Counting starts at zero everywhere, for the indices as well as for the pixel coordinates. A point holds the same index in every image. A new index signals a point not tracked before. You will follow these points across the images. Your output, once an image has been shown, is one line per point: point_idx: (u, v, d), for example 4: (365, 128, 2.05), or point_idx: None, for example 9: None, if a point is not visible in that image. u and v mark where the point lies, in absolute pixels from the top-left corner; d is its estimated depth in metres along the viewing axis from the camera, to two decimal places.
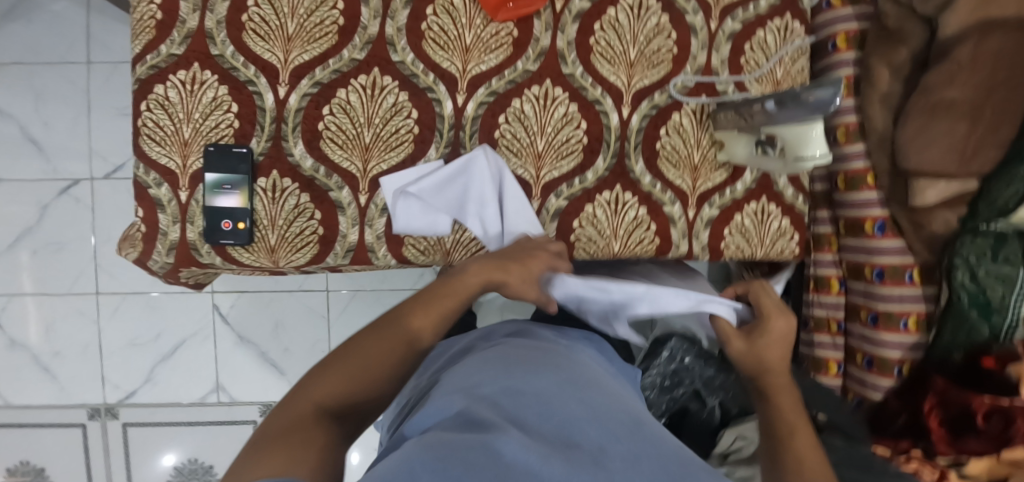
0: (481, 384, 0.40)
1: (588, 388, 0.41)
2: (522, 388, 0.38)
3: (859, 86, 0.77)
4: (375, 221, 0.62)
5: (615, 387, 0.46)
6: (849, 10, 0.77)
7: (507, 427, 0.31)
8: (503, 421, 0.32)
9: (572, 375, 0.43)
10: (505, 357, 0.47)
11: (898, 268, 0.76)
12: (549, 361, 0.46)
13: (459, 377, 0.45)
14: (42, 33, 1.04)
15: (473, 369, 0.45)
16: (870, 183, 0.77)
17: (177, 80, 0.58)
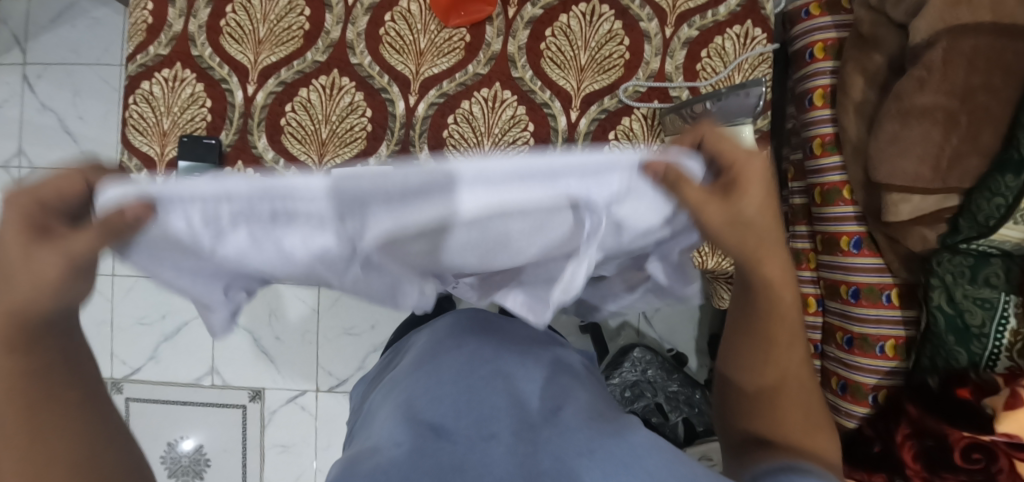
0: (420, 397, 0.45)
1: (509, 369, 0.48)
2: (447, 398, 0.44)
3: (835, 96, 0.74)
4: None
5: (540, 357, 0.53)
6: (829, 20, 0.76)
7: (425, 437, 0.39)
8: (427, 429, 0.40)
9: (496, 361, 0.50)
10: (439, 346, 0.55)
11: (875, 288, 0.72)
12: (477, 354, 0.51)
13: (407, 368, 0.53)
14: (83, 37, 1.17)
15: (414, 363, 0.54)
16: (847, 197, 0.74)
17: (161, 77, 0.65)
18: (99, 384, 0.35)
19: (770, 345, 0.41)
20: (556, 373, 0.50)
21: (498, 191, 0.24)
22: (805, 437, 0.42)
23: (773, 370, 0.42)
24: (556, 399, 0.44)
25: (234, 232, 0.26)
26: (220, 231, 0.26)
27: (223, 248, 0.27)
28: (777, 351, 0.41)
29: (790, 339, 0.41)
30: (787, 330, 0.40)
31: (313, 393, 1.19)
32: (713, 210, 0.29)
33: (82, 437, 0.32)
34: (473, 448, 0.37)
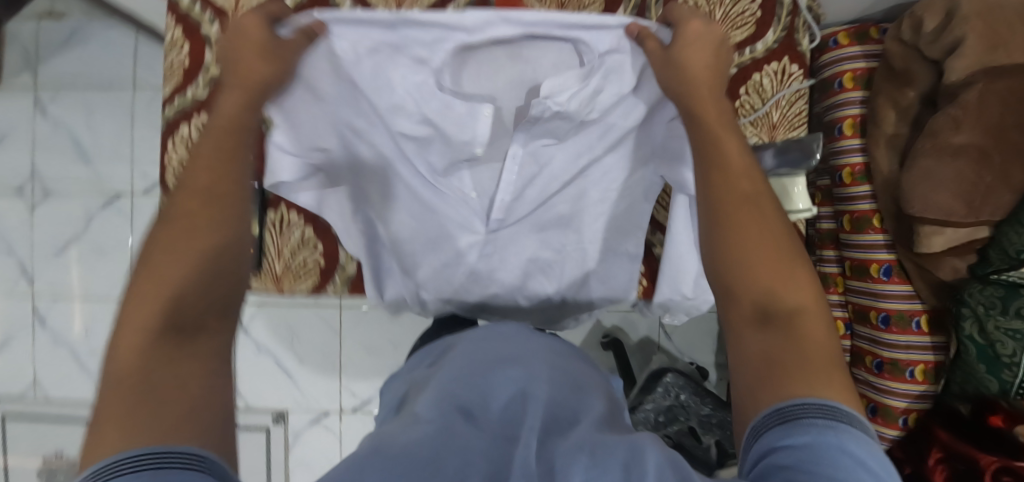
0: (451, 385, 0.43)
1: (532, 373, 0.45)
2: (473, 389, 0.42)
3: (866, 127, 0.76)
4: (347, 265, 0.65)
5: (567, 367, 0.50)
6: (857, 50, 0.77)
7: (456, 422, 0.36)
8: (456, 413, 0.38)
9: (533, 362, 0.48)
10: (480, 339, 0.54)
11: (906, 315, 0.74)
12: (517, 355, 0.49)
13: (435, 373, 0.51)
14: (95, 58, 1.14)
15: (460, 349, 0.53)
16: (877, 225, 0.76)
17: (201, 120, 0.65)
18: (248, 224, 0.46)
19: (739, 225, 0.45)
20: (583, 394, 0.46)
21: (528, 27, 0.41)
22: (820, 339, 0.39)
23: (762, 254, 0.43)
24: (575, 412, 0.41)
25: (369, 55, 0.43)
26: (361, 50, 0.43)
27: (362, 64, 0.44)
28: (752, 238, 0.44)
29: (761, 225, 0.45)
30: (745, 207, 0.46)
31: (337, 413, 1.19)
32: (687, 57, 0.45)
33: (230, 248, 0.43)
34: (492, 442, 0.34)
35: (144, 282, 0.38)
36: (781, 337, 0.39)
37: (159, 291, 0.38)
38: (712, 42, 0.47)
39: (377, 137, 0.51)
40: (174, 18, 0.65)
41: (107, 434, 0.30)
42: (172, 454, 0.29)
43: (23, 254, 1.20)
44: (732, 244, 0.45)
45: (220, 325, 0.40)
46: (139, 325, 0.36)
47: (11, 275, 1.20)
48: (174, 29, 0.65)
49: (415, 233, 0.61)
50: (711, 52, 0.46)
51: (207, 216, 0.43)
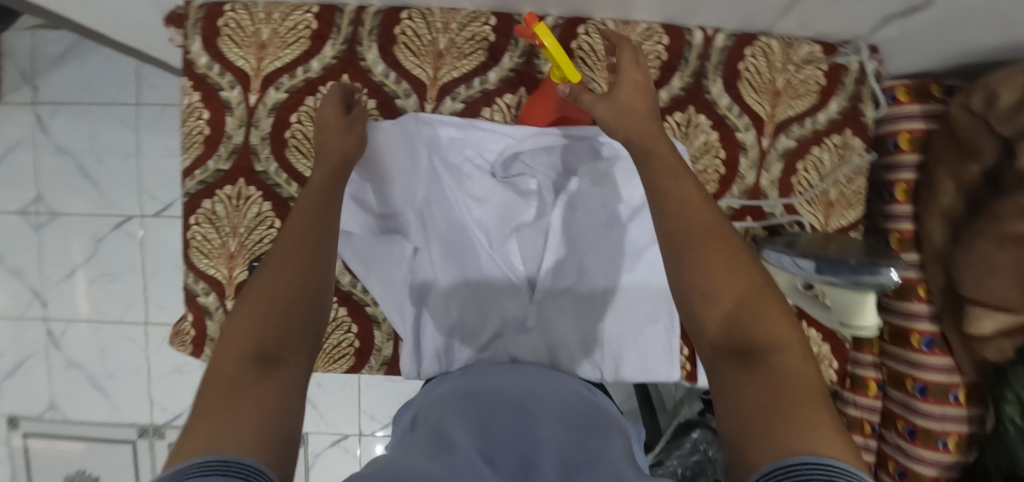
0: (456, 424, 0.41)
1: (549, 413, 0.44)
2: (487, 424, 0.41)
3: (919, 193, 0.73)
4: (382, 348, 0.63)
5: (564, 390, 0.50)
6: (917, 109, 0.72)
7: (479, 465, 0.34)
8: (476, 457, 0.35)
9: (528, 390, 0.48)
10: (483, 377, 0.52)
11: (943, 387, 0.73)
12: (519, 390, 0.48)
13: (445, 405, 0.47)
14: (97, 75, 1.09)
15: (459, 391, 0.50)
16: (922, 294, 0.74)
17: (224, 194, 0.60)
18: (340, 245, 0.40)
19: (702, 251, 0.37)
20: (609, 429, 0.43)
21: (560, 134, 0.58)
22: (800, 379, 0.32)
23: (730, 286, 0.36)
24: (599, 450, 0.38)
25: (446, 136, 0.59)
26: (441, 139, 0.59)
27: (460, 154, 0.59)
28: (720, 262, 0.36)
29: (728, 256, 0.37)
30: (709, 238, 0.38)
31: (356, 436, 1.20)
32: (626, 95, 0.46)
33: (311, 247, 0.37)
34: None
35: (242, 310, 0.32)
36: (765, 381, 0.31)
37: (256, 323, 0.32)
38: (640, 76, 0.47)
39: (445, 210, 0.59)
40: (192, 81, 0.59)
41: (193, 440, 0.25)
42: (232, 462, 0.23)
43: (33, 276, 1.17)
44: (692, 270, 0.37)
45: (298, 364, 0.31)
46: (235, 347, 0.30)
47: (22, 298, 1.18)
48: (191, 93, 0.60)
49: (456, 288, 0.60)
50: (647, 100, 0.46)
51: (301, 249, 0.37)
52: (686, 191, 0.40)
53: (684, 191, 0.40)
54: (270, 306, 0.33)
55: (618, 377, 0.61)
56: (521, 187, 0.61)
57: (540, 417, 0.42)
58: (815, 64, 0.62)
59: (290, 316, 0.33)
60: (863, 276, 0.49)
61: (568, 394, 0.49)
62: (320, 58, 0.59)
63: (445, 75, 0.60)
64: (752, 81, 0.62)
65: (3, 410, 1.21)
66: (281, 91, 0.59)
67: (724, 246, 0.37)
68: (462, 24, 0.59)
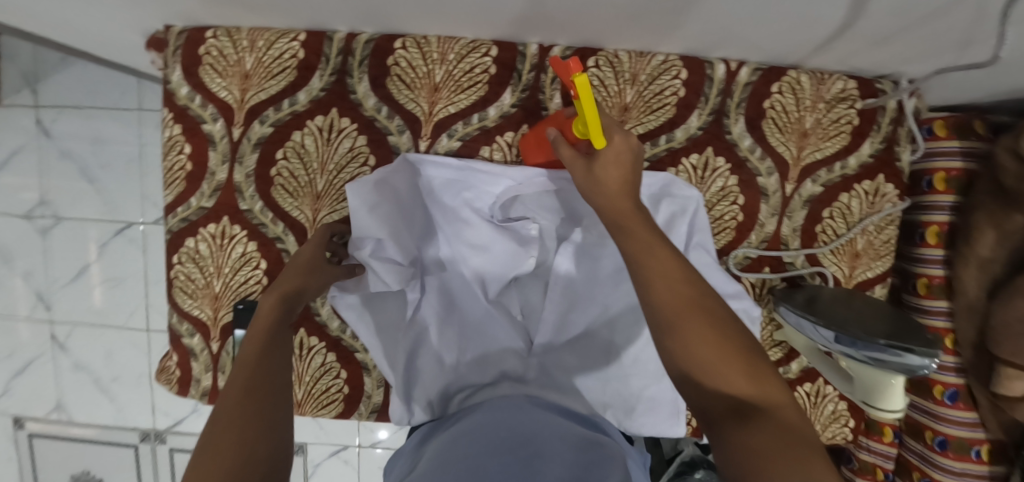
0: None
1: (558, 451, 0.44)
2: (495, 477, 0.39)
3: (954, 238, 0.67)
4: (372, 395, 0.60)
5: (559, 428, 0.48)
6: (956, 145, 0.66)
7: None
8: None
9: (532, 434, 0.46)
10: (480, 421, 0.49)
11: (966, 442, 0.69)
12: (524, 437, 0.45)
13: (442, 446, 0.46)
14: (95, 78, 1.05)
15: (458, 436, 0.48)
16: (950, 346, 0.69)
17: (207, 233, 0.57)
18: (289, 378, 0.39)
19: (692, 324, 0.33)
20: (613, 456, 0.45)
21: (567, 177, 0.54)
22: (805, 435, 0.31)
23: (721, 354, 0.33)
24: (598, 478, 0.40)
25: (444, 177, 0.55)
26: (441, 181, 0.55)
27: (457, 197, 0.55)
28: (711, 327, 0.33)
29: (712, 322, 0.33)
30: (686, 308, 0.34)
31: (355, 448, 1.19)
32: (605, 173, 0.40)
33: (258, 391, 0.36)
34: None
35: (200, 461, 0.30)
36: (771, 432, 0.29)
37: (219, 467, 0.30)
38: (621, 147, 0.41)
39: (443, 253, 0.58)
40: (172, 113, 0.56)
41: None
42: None
43: (37, 280, 1.16)
44: (684, 345, 0.33)
45: None
46: None
47: (26, 301, 1.18)
48: (171, 125, 0.56)
49: (453, 333, 0.58)
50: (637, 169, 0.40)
51: (251, 393, 0.35)
52: (669, 265, 0.35)
53: (660, 260, 0.35)
54: (231, 450, 0.31)
55: (623, 426, 0.58)
56: (522, 233, 0.55)
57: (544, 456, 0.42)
58: (848, 102, 0.56)
59: (248, 455, 0.31)
60: (886, 356, 0.44)
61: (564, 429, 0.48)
62: (308, 90, 0.55)
63: (441, 110, 0.55)
64: (777, 120, 0.56)
65: (11, 410, 1.23)
66: (266, 125, 0.55)
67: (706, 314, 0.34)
68: (460, 54, 0.54)
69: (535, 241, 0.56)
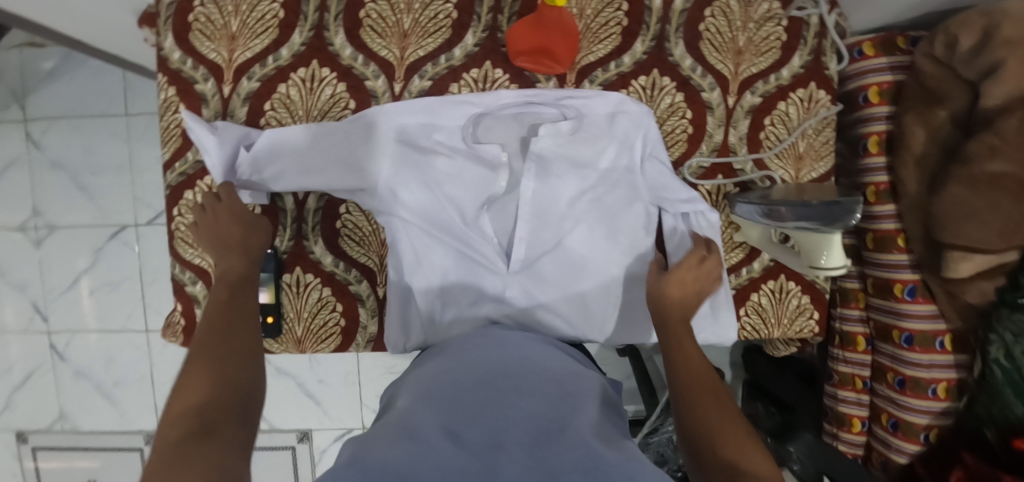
0: (426, 412, 0.38)
1: (539, 385, 0.43)
2: (460, 401, 0.39)
3: (891, 144, 0.74)
4: (367, 325, 0.65)
5: (558, 367, 0.49)
6: (884, 61, 0.73)
7: (440, 443, 0.33)
8: (436, 434, 0.34)
9: (513, 366, 0.46)
10: (466, 359, 0.48)
11: (929, 334, 0.73)
12: (506, 372, 0.44)
13: (425, 378, 0.46)
14: (84, 89, 1.11)
15: (436, 372, 0.46)
16: (902, 245, 0.74)
17: (205, 185, 0.62)
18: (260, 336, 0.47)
19: (705, 405, 0.43)
20: (583, 394, 0.43)
21: (528, 98, 0.61)
22: None
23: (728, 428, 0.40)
24: (568, 419, 0.37)
25: (422, 124, 0.61)
26: (420, 127, 0.61)
27: (429, 139, 0.61)
28: (703, 403, 0.44)
29: (721, 406, 0.43)
30: (704, 398, 0.44)
31: (360, 430, 1.21)
32: (669, 292, 0.56)
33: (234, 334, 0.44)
34: (480, 467, 0.31)
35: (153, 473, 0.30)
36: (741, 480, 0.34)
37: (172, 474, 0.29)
38: (689, 278, 0.58)
39: (416, 193, 0.61)
40: (167, 76, 0.61)
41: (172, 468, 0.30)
42: None
43: (34, 291, 1.19)
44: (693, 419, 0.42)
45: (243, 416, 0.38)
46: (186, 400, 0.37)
47: (26, 313, 1.20)
48: (166, 88, 0.61)
49: (434, 270, 0.62)
50: (693, 293, 0.57)
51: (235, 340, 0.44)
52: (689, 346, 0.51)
53: (689, 347, 0.51)
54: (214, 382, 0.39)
55: (604, 334, 0.65)
56: (491, 157, 0.61)
57: (515, 391, 0.40)
58: (775, 21, 0.63)
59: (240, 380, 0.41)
60: (825, 217, 0.50)
61: (558, 368, 0.49)
62: (289, 46, 0.61)
63: (412, 54, 0.61)
64: (713, 40, 0.63)
65: (12, 426, 1.24)
66: (254, 80, 0.61)
67: (721, 404, 0.44)
68: (425, 3, 0.60)
69: (505, 166, 0.62)
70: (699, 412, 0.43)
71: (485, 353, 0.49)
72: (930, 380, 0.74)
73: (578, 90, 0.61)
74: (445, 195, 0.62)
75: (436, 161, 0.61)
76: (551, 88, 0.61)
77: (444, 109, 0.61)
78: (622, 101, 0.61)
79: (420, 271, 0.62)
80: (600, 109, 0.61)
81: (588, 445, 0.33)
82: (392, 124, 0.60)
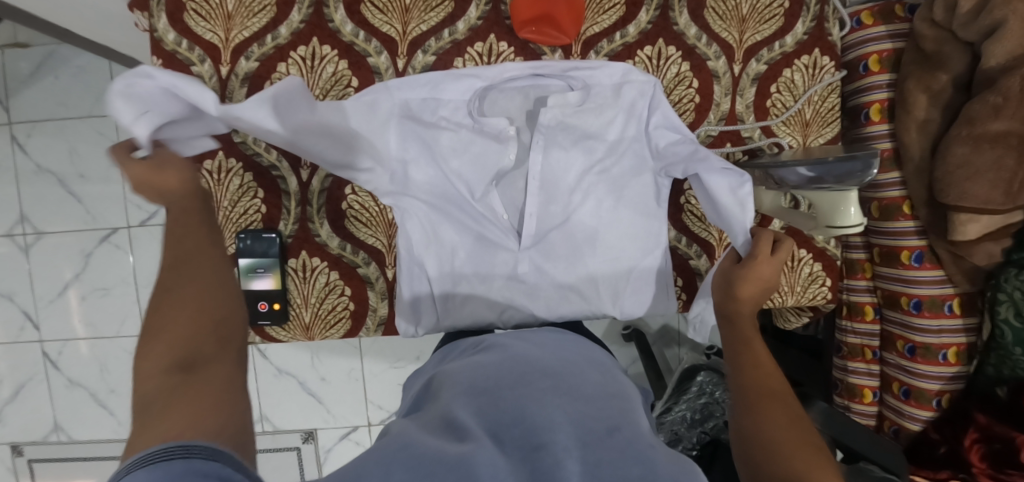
0: (468, 408, 0.34)
1: (585, 384, 0.39)
2: (500, 396, 0.35)
3: (893, 111, 0.74)
4: (377, 307, 0.64)
5: (594, 360, 0.45)
6: (883, 29, 0.73)
7: (483, 444, 0.30)
8: (479, 434, 0.31)
9: (549, 359, 0.43)
10: (501, 350, 0.44)
11: (938, 299, 0.74)
12: (549, 367, 0.41)
13: (459, 372, 0.42)
14: (68, 88, 1.08)
15: (468, 362, 0.43)
16: (907, 212, 0.74)
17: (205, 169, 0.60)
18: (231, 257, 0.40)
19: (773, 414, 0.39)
20: (629, 396, 0.40)
21: (535, 69, 0.59)
22: None
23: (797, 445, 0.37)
24: (618, 417, 0.35)
25: (426, 99, 0.59)
26: (424, 103, 0.59)
27: (434, 115, 0.60)
28: (787, 433, 0.38)
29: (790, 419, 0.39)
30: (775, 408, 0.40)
31: (366, 427, 1.19)
32: (740, 288, 0.50)
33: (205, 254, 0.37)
34: (530, 477, 0.28)
35: (145, 426, 0.26)
36: None
37: (178, 426, 0.26)
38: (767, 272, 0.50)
39: (424, 169, 0.60)
40: (160, 58, 0.59)
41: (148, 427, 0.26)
42: (192, 447, 0.24)
43: (22, 300, 1.15)
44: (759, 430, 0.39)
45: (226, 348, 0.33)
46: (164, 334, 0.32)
47: (13, 323, 1.16)
48: (160, 70, 0.59)
49: (443, 248, 0.61)
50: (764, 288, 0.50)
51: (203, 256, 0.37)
52: None
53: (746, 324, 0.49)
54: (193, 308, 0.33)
55: (619, 308, 0.64)
56: (497, 130, 0.60)
57: (556, 389, 0.37)
58: None
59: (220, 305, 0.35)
60: (837, 173, 0.49)
61: (593, 361, 0.45)
62: (288, 24, 0.59)
63: (414, 29, 0.60)
64: (717, 9, 0.62)
65: (4, 440, 1.20)
66: (252, 60, 0.59)
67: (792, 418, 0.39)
68: None
69: (512, 139, 0.61)
70: (786, 454, 0.36)
71: (516, 343, 0.46)
72: (939, 345, 0.75)
73: (587, 60, 0.59)
74: (453, 172, 0.61)
75: (441, 136, 0.60)
76: (557, 60, 0.61)
77: (448, 84, 0.59)
78: (631, 71, 0.60)
79: (428, 252, 0.61)
80: (610, 79, 0.60)
81: (643, 453, 0.30)
82: (397, 103, 0.58)
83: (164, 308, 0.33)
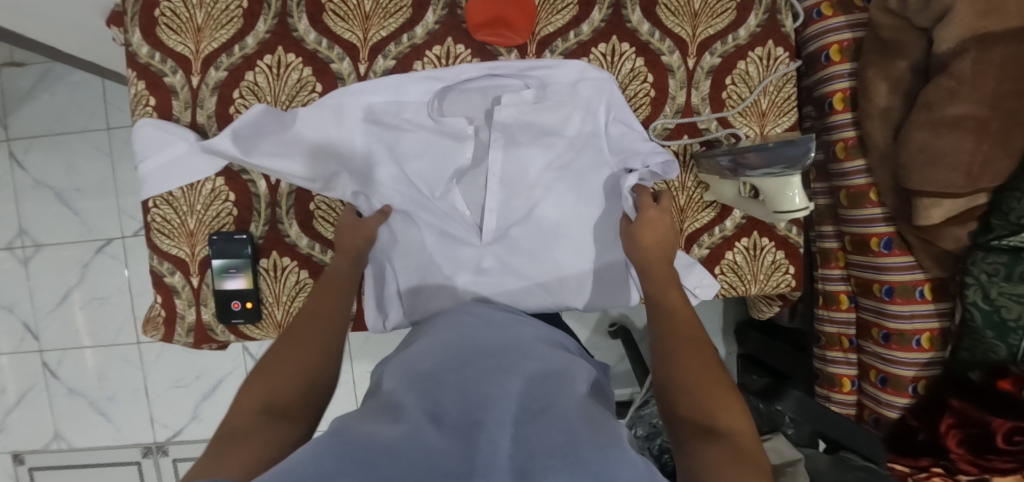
0: (412, 395, 0.36)
1: (524, 364, 0.41)
2: (443, 383, 0.37)
3: (856, 100, 0.75)
4: None
5: (546, 346, 0.47)
6: (842, 20, 0.75)
7: (421, 427, 0.31)
8: (418, 417, 0.32)
9: (498, 344, 0.44)
10: (451, 338, 0.46)
11: (909, 285, 0.74)
12: (498, 353, 0.42)
13: (410, 358, 0.43)
14: (63, 105, 1.13)
15: (419, 351, 0.44)
16: (875, 199, 0.75)
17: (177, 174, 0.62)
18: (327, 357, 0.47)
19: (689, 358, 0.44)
20: (565, 374, 0.41)
21: (491, 70, 0.61)
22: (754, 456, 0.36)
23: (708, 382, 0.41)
24: (556, 396, 0.36)
25: (386, 101, 0.61)
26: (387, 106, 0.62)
27: (397, 117, 0.62)
28: (699, 372, 0.42)
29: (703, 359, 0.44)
30: (690, 354, 0.44)
31: None
32: (642, 235, 0.57)
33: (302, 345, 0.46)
34: (462, 449, 0.29)
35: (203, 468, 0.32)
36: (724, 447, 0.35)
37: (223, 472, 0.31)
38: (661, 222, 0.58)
39: (386, 170, 0.62)
40: (135, 71, 0.62)
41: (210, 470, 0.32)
42: None
43: (23, 310, 1.19)
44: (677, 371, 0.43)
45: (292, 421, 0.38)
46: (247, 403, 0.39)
47: (16, 333, 1.20)
48: (136, 82, 0.62)
49: (407, 245, 0.63)
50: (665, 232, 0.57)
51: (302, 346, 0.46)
52: None
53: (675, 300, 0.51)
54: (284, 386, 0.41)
55: (581, 301, 0.66)
56: (457, 129, 0.62)
57: (501, 371, 0.39)
58: None
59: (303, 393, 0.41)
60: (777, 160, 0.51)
61: (546, 346, 0.47)
62: (254, 35, 0.62)
63: (374, 35, 0.62)
64: (669, 5, 0.64)
65: (8, 448, 1.23)
66: (221, 70, 0.62)
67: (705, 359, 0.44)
68: None
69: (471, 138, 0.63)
70: (713, 413, 0.38)
71: (466, 330, 0.47)
72: (913, 331, 0.74)
73: (542, 59, 0.61)
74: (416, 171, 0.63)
75: (401, 137, 0.62)
76: (513, 59, 0.63)
77: (409, 85, 0.61)
78: (585, 67, 0.62)
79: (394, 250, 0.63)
80: (566, 75, 0.62)
81: (569, 426, 0.32)
82: (361, 105, 0.61)
83: (255, 388, 0.40)
